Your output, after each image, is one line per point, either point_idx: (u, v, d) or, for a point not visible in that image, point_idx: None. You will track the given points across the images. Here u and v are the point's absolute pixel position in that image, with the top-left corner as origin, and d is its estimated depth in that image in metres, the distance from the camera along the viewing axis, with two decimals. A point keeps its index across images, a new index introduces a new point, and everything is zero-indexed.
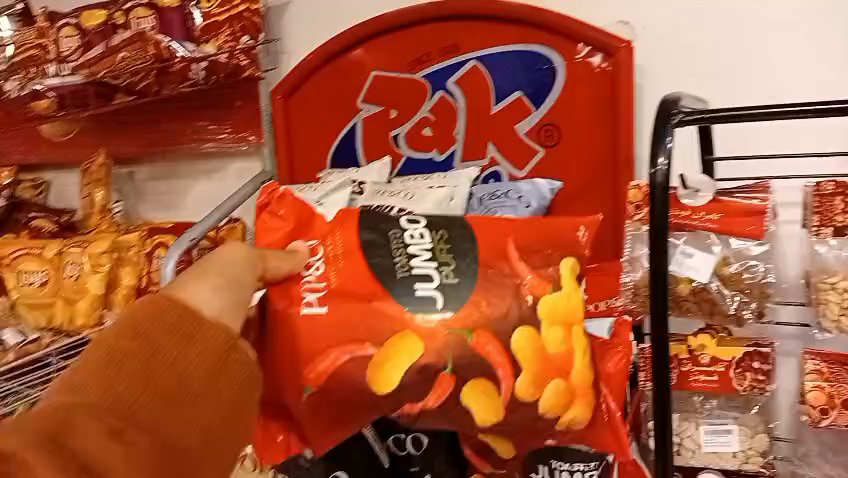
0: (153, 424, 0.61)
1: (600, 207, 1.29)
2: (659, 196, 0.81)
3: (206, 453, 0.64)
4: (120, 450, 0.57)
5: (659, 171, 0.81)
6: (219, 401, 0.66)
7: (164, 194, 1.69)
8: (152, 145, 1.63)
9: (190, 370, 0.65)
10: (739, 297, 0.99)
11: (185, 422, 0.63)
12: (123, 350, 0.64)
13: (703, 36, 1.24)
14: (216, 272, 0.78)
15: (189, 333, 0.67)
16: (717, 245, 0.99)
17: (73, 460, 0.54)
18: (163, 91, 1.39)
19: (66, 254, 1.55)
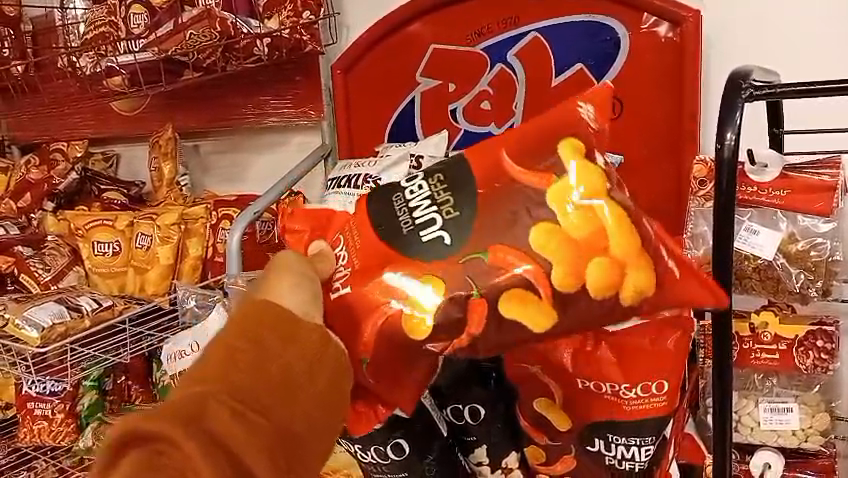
0: (269, 410, 0.65)
1: (662, 182, 1.27)
2: (726, 171, 0.80)
3: (316, 436, 0.67)
4: (245, 434, 0.62)
5: (727, 146, 0.80)
6: (322, 389, 0.69)
7: (228, 166, 1.75)
8: (216, 119, 1.68)
9: (294, 360, 0.68)
10: (804, 275, 0.96)
11: (297, 409, 0.66)
12: (233, 342, 0.67)
13: (773, 4, 1.20)
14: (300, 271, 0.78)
15: (290, 328, 0.69)
16: (785, 222, 0.96)
17: (209, 444, 0.60)
18: (228, 67, 1.45)
19: (137, 225, 1.63)
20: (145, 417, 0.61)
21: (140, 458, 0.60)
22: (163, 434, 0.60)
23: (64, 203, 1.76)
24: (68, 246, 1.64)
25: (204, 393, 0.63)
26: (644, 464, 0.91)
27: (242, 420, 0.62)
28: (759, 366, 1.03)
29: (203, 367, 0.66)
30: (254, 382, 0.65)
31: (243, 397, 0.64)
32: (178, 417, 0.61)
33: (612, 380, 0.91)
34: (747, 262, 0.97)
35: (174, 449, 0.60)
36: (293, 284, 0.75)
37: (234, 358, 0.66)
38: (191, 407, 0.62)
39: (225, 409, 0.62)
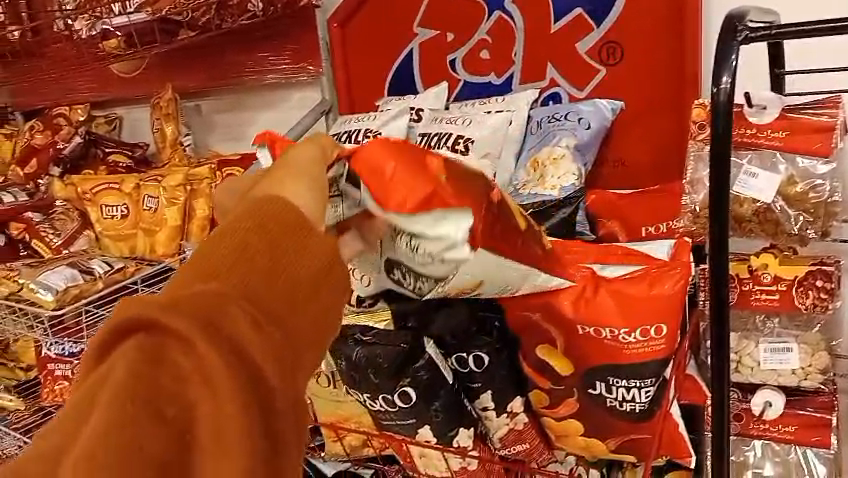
0: (283, 319, 0.58)
1: (666, 127, 1.26)
2: (722, 115, 0.79)
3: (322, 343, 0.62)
4: (260, 341, 0.56)
5: (722, 90, 0.79)
6: (333, 298, 0.63)
7: (230, 125, 1.74)
8: (216, 78, 1.67)
9: (310, 269, 0.62)
10: (802, 217, 0.96)
11: (308, 320, 0.60)
12: (247, 241, 0.60)
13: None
14: (310, 173, 0.70)
15: (307, 231, 0.63)
16: (784, 165, 0.96)
17: (224, 347, 0.54)
18: (224, 24, 1.45)
19: (143, 187, 1.65)
20: (157, 311, 0.55)
21: (143, 351, 0.54)
22: (177, 329, 0.54)
23: (70, 169, 1.76)
24: (77, 210, 1.67)
25: (218, 292, 0.56)
26: (644, 405, 0.94)
27: (258, 327, 0.56)
28: (759, 307, 1.04)
29: (214, 265, 0.59)
30: (269, 288, 0.59)
31: (256, 300, 0.58)
32: (191, 312, 0.55)
33: (611, 325, 0.92)
34: (745, 204, 0.97)
35: (187, 347, 0.54)
36: (303, 188, 0.68)
37: (248, 259, 0.59)
38: (205, 305, 0.55)
39: (241, 312, 0.56)
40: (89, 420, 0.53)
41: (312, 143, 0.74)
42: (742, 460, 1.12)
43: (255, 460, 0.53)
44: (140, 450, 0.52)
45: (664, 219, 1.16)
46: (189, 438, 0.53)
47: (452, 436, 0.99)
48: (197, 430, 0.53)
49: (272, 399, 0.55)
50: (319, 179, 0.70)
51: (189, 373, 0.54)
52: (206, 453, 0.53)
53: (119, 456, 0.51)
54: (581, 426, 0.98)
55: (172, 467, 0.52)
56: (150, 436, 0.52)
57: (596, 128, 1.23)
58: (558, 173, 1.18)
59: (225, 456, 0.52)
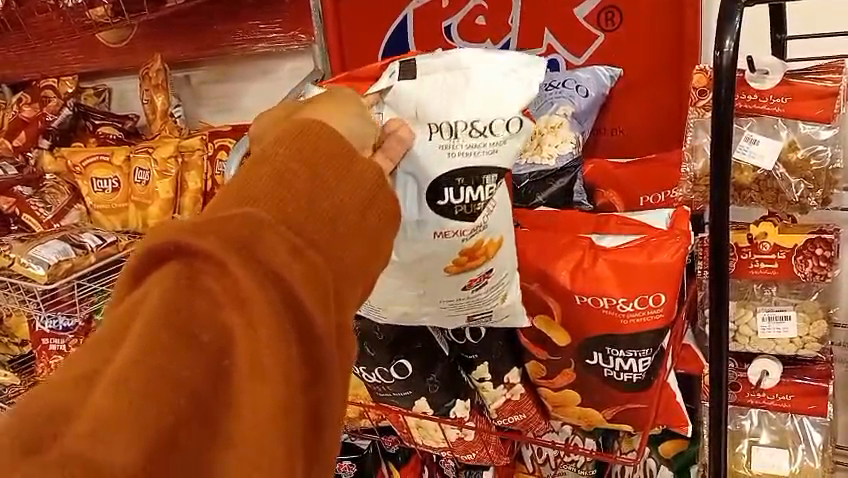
0: (321, 247, 0.60)
1: (666, 92, 1.24)
2: (725, 79, 0.78)
3: (358, 274, 0.64)
4: (300, 267, 0.57)
5: (726, 54, 0.77)
6: (368, 230, 0.65)
7: (221, 97, 1.71)
8: (205, 47, 1.64)
9: (348, 196, 0.64)
10: (803, 185, 0.94)
11: (346, 247, 0.63)
12: (286, 166, 0.62)
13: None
14: (346, 102, 0.74)
15: (345, 164, 0.65)
16: (786, 130, 0.95)
17: (263, 275, 0.56)
18: None
19: (134, 160, 1.63)
20: (194, 234, 0.56)
21: (179, 277, 0.55)
22: (213, 253, 0.55)
23: (59, 141, 1.75)
24: (67, 184, 1.66)
25: (258, 215, 0.58)
26: (642, 375, 0.93)
27: (297, 255, 0.58)
28: (757, 277, 1.04)
29: (252, 189, 0.61)
30: (309, 213, 0.61)
31: (297, 225, 0.60)
32: (229, 237, 0.56)
33: (609, 294, 0.91)
34: (744, 173, 0.96)
35: (225, 272, 0.55)
36: (346, 114, 0.72)
37: (288, 185, 0.61)
38: (247, 229, 0.57)
39: (280, 238, 0.58)
40: (121, 346, 0.54)
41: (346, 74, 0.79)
42: (738, 429, 1.11)
43: (293, 388, 0.56)
44: (174, 377, 0.53)
45: (660, 189, 1.15)
46: (225, 364, 0.55)
47: (448, 407, 0.99)
48: (234, 355, 0.55)
49: (312, 328, 0.57)
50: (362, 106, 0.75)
51: (225, 299, 0.55)
52: (242, 377, 0.54)
53: (155, 380, 0.52)
54: (577, 396, 0.98)
55: (206, 393, 0.54)
56: (185, 363, 0.53)
57: (594, 96, 1.21)
58: (556, 142, 1.16)
59: (264, 384, 0.54)
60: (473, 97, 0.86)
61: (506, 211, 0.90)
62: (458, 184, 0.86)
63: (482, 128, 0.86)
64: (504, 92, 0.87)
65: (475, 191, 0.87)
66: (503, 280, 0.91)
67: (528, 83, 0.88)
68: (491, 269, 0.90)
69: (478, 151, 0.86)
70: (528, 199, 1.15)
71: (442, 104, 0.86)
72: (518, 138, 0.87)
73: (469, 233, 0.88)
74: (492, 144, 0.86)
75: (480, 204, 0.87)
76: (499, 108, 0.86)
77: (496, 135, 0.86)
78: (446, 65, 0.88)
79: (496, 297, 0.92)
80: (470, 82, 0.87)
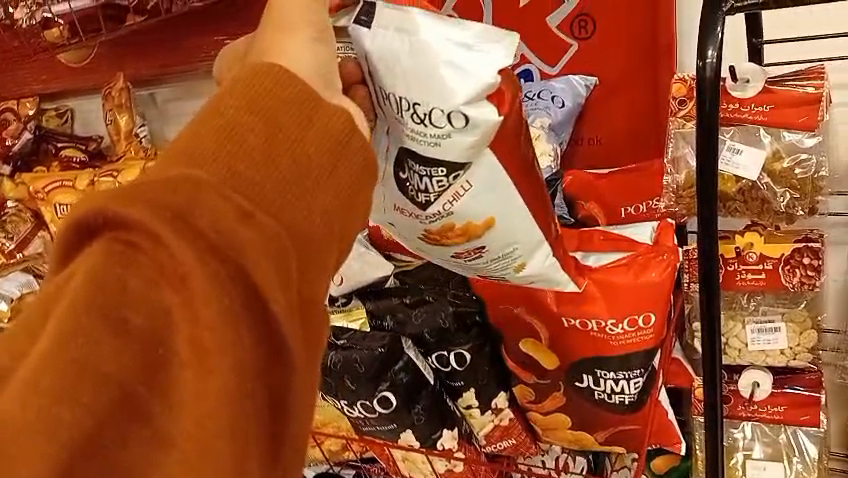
0: (275, 210, 0.53)
1: (639, 98, 1.20)
2: (708, 90, 0.75)
3: (327, 238, 0.56)
4: (249, 233, 0.50)
5: (708, 65, 0.75)
6: (339, 188, 0.58)
7: (186, 113, 1.73)
8: (173, 62, 1.60)
9: (312, 149, 0.57)
10: (788, 193, 0.93)
11: (311, 206, 0.55)
12: (237, 120, 0.55)
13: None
14: (302, 27, 0.66)
15: (308, 116, 0.58)
16: (770, 138, 0.93)
17: (200, 245, 0.49)
18: (174, 8, 1.41)
19: (98, 184, 1.57)
20: (125, 202, 0.49)
21: (112, 251, 0.49)
22: (143, 224, 0.48)
23: (21, 166, 1.73)
24: (30, 211, 1.66)
25: (199, 179, 0.51)
26: (634, 396, 0.90)
27: (246, 219, 0.51)
28: (744, 288, 1.01)
29: (198, 149, 0.54)
30: (263, 170, 0.54)
31: (245, 186, 0.53)
32: (159, 204, 0.49)
33: (598, 316, 0.89)
34: (728, 184, 0.94)
35: (160, 246, 0.48)
36: (298, 47, 0.65)
37: (237, 142, 0.54)
38: (182, 190, 0.50)
39: (225, 202, 0.50)
40: (41, 339, 0.49)
41: None
42: (731, 443, 1.09)
43: (245, 376, 0.49)
44: (99, 374, 0.47)
45: (642, 200, 1.12)
46: (161, 353, 0.48)
47: (436, 439, 0.95)
48: (171, 342, 0.48)
49: (262, 298, 0.50)
50: (319, 30, 0.66)
51: (160, 276, 0.48)
52: (185, 367, 0.48)
53: (69, 370, 0.47)
54: (568, 419, 0.95)
55: (141, 389, 0.48)
56: (112, 356, 0.47)
57: (570, 106, 1.18)
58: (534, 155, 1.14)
59: (211, 377, 0.47)
60: (415, 77, 0.73)
61: (501, 184, 0.79)
62: (411, 166, 0.78)
63: (424, 115, 0.74)
64: (456, 64, 0.73)
65: (429, 175, 0.78)
66: (509, 252, 0.83)
67: (482, 62, 0.73)
68: (484, 245, 0.82)
69: (419, 139, 0.76)
70: None
71: (389, 76, 0.74)
72: (466, 131, 0.74)
73: (435, 215, 0.80)
74: (433, 136, 0.75)
75: (444, 191, 0.79)
76: (440, 94, 0.73)
77: (437, 126, 0.74)
78: (395, 22, 0.73)
79: (509, 266, 0.85)
80: (418, 48, 0.73)
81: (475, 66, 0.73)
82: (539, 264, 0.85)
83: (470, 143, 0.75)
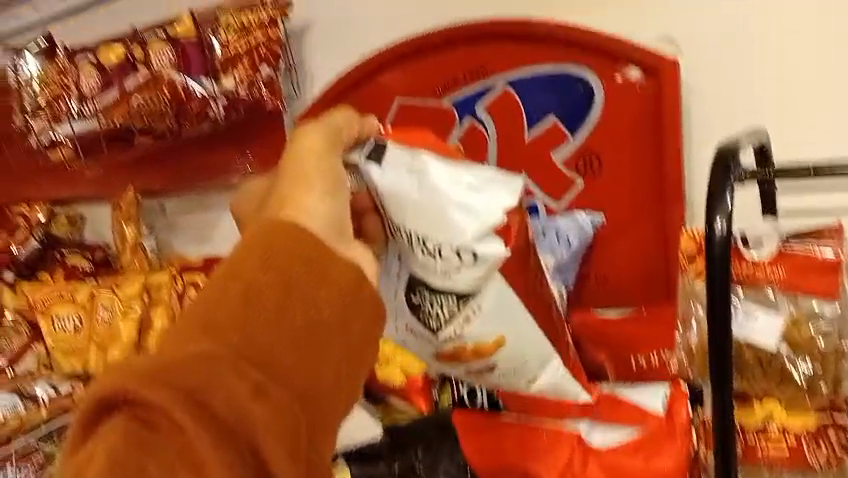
0: (287, 377, 0.58)
1: (647, 240, 1.16)
2: (717, 268, 0.64)
3: (336, 395, 0.61)
4: (262, 410, 0.55)
5: (715, 239, 0.64)
6: (348, 342, 0.63)
7: (195, 226, 1.63)
8: (181, 176, 1.58)
9: (325, 309, 0.61)
10: (804, 362, 0.87)
11: (320, 370, 0.60)
12: (253, 287, 0.59)
13: (783, 38, 1.06)
14: (313, 180, 0.67)
15: (320, 276, 0.61)
16: (787, 304, 0.87)
17: (214, 422, 0.55)
18: (184, 130, 1.43)
19: (97, 297, 1.53)
20: (146, 382, 0.54)
21: (127, 429, 0.54)
22: (163, 407, 0.54)
23: (25, 272, 1.68)
24: (27, 324, 1.58)
25: (215, 355, 0.56)
26: None
27: (259, 396, 0.55)
28: (768, 462, 0.90)
29: (216, 319, 0.58)
30: (277, 337, 0.58)
31: (259, 355, 0.58)
32: (181, 386, 0.54)
33: None
34: (742, 348, 0.88)
35: (179, 426, 0.54)
36: (307, 202, 0.65)
37: (253, 310, 0.58)
38: (200, 371, 0.55)
39: (240, 379, 0.55)
40: None
41: (322, 125, 0.72)
42: None
43: None
44: None
45: (654, 351, 1.03)
46: None
47: None
48: None
49: (271, 471, 0.55)
50: (325, 187, 0.67)
51: (178, 452, 0.54)
52: None
53: None
54: None
55: None
56: None
57: (576, 245, 1.14)
58: None
59: None
60: (428, 216, 0.78)
61: (509, 310, 0.86)
62: (423, 293, 0.84)
63: (434, 249, 0.80)
64: (468, 207, 0.79)
65: (438, 302, 0.84)
66: (517, 366, 0.90)
67: (490, 203, 0.81)
68: (494, 362, 0.89)
69: (428, 270, 0.82)
70: None
71: (401, 213, 0.78)
72: (474, 266, 0.81)
73: (446, 339, 0.87)
74: (444, 270, 0.81)
75: (452, 318, 0.85)
76: (451, 231, 0.79)
77: (448, 260, 0.80)
78: (409, 165, 0.78)
79: (520, 379, 0.92)
80: (431, 191, 0.78)
81: (486, 211, 0.80)
82: (550, 377, 0.92)
83: (479, 275, 0.81)
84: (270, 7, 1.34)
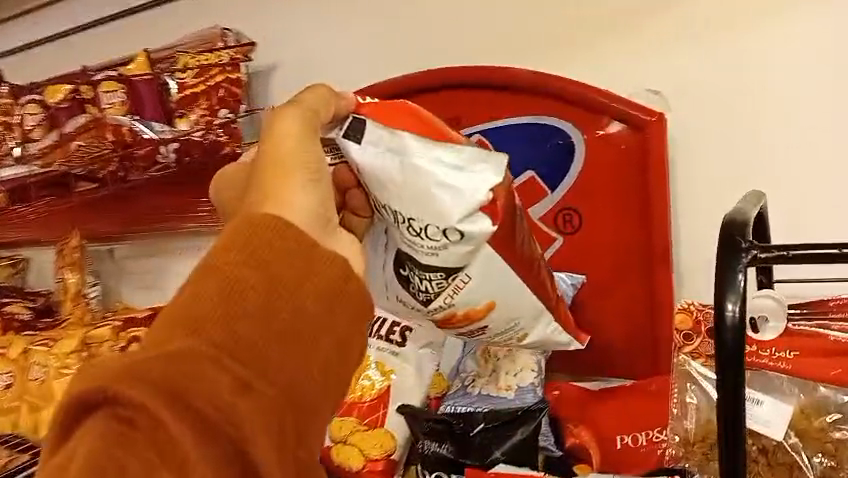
0: (272, 376, 0.53)
1: (633, 305, 1.07)
2: (727, 357, 0.55)
3: (321, 396, 0.56)
4: (249, 405, 0.50)
5: (726, 324, 0.55)
6: (331, 340, 0.56)
7: (144, 273, 1.51)
8: (136, 221, 1.46)
9: (307, 302, 0.55)
10: (822, 460, 0.70)
11: (306, 371, 0.55)
12: (237, 279, 0.53)
13: (784, 87, 0.98)
14: (298, 169, 0.61)
15: (304, 269, 0.55)
16: (798, 391, 0.72)
17: (194, 422, 0.49)
18: (130, 177, 1.31)
19: (31, 353, 1.38)
20: (125, 380, 0.48)
21: (107, 428, 0.47)
22: (142, 405, 0.47)
23: None
24: None
25: (197, 350, 0.51)
26: None
27: (243, 390, 0.51)
28: None
29: (197, 310, 0.52)
30: (261, 331, 0.53)
31: (244, 350, 0.52)
32: (159, 385, 0.48)
33: None
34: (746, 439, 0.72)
35: (157, 426, 0.47)
36: (296, 189, 0.60)
37: (237, 303, 0.53)
38: (181, 367, 0.49)
39: (223, 373, 0.50)
40: None
41: (297, 109, 0.64)
42: None
43: None
44: None
45: (639, 429, 0.94)
46: None
47: None
48: None
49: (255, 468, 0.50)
50: (312, 173, 0.61)
51: (156, 457, 0.47)
52: None
53: None
54: None
55: None
56: None
57: None
58: (514, 369, 0.97)
59: None
60: (406, 196, 0.67)
61: (499, 272, 0.72)
62: (411, 267, 0.73)
63: (419, 230, 0.69)
64: (447, 183, 0.66)
65: (425, 277, 0.72)
66: (509, 329, 0.78)
67: (475, 183, 0.67)
68: (485, 325, 0.76)
69: (415, 247, 0.70)
70: (484, 454, 0.86)
71: (381, 191, 0.68)
72: (462, 244, 0.69)
73: (436, 309, 0.75)
74: (429, 248, 0.69)
75: (441, 290, 0.73)
76: (435, 214, 0.67)
77: (432, 240, 0.69)
78: (386, 141, 0.66)
79: (511, 337, 0.79)
80: (409, 169, 0.66)
81: (467, 186, 0.67)
82: (541, 334, 0.80)
83: (466, 252, 0.69)
84: (231, 49, 1.28)
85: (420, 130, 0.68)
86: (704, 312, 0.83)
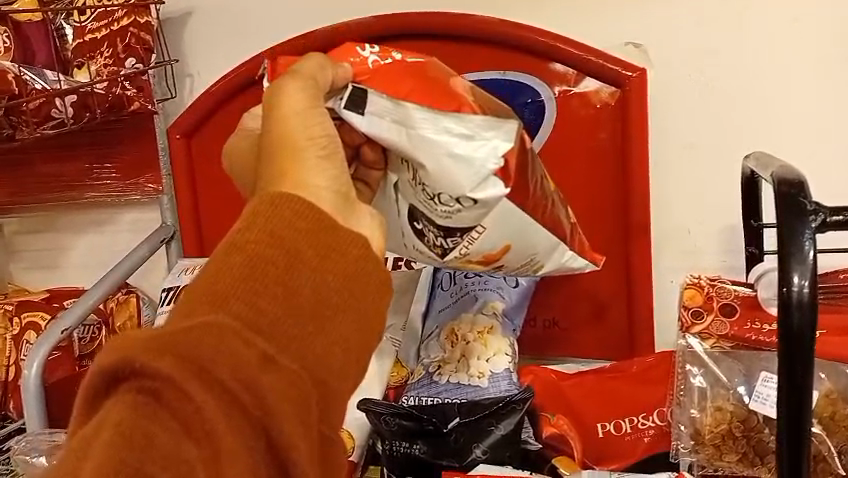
0: (302, 353, 0.47)
1: (609, 279, 0.98)
2: (794, 343, 0.51)
3: (348, 378, 0.50)
4: (279, 383, 0.45)
5: (795, 304, 0.50)
6: (359, 320, 0.50)
7: (41, 251, 1.27)
8: (20, 190, 1.21)
9: (333, 278, 0.49)
10: None
11: (334, 350, 0.48)
12: (260, 252, 0.48)
13: (776, 47, 0.90)
14: (306, 145, 0.54)
15: (328, 244, 0.50)
16: (822, 373, 0.77)
17: (225, 397, 0.43)
18: (16, 136, 0.99)
19: None
20: (151, 351, 0.43)
21: (137, 401, 0.42)
22: (170, 376, 0.42)
23: None
24: None
25: (223, 324, 0.45)
26: None
27: (271, 367, 0.45)
28: None
29: (220, 286, 0.46)
30: (288, 308, 0.47)
31: (271, 329, 0.46)
32: (190, 356, 0.43)
33: None
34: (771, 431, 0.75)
35: (185, 398, 0.42)
36: (311, 167, 0.53)
37: (261, 277, 0.47)
38: (209, 340, 0.44)
39: (250, 349, 0.44)
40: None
41: (298, 83, 0.56)
42: None
43: None
44: None
45: (624, 414, 0.87)
46: None
47: None
48: None
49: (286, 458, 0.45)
50: (321, 149, 0.54)
51: (186, 428, 0.42)
52: None
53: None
54: None
55: None
56: None
57: (526, 285, 0.91)
58: (486, 354, 0.87)
59: None
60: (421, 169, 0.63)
61: (515, 222, 0.67)
62: (424, 222, 0.68)
63: (432, 194, 0.64)
64: (458, 152, 0.62)
65: (439, 233, 0.68)
66: (524, 266, 0.73)
67: (484, 150, 0.62)
68: (501, 264, 0.72)
69: (430, 208, 0.66)
70: (464, 453, 0.79)
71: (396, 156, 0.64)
72: (475, 209, 0.64)
73: (452, 260, 0.70)
74: (443, 211, 0.65)
75: (455, 245, 0.68)
76: (449, 183, 0.62)
77: (447, 204, 0.64)
78: (391, 113, 0.61)
79: (527, 269, 0.75)
80: (420, 143, 0.62)
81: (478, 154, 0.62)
82: (557, 263, 0.74)
83: (481, 215, 0.65)
84: None
85: (423, 94, 0.62)
86: (715, 290, 0.86)
